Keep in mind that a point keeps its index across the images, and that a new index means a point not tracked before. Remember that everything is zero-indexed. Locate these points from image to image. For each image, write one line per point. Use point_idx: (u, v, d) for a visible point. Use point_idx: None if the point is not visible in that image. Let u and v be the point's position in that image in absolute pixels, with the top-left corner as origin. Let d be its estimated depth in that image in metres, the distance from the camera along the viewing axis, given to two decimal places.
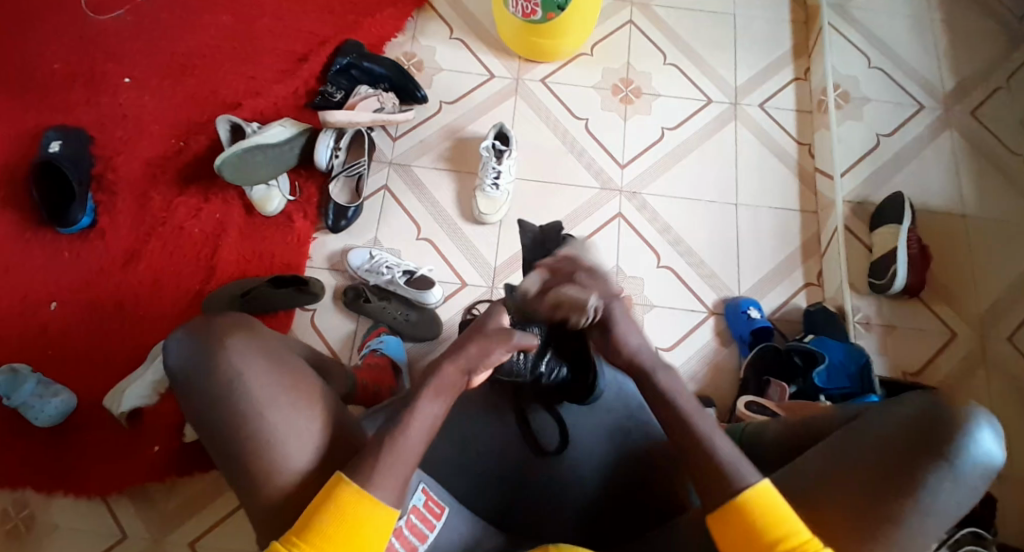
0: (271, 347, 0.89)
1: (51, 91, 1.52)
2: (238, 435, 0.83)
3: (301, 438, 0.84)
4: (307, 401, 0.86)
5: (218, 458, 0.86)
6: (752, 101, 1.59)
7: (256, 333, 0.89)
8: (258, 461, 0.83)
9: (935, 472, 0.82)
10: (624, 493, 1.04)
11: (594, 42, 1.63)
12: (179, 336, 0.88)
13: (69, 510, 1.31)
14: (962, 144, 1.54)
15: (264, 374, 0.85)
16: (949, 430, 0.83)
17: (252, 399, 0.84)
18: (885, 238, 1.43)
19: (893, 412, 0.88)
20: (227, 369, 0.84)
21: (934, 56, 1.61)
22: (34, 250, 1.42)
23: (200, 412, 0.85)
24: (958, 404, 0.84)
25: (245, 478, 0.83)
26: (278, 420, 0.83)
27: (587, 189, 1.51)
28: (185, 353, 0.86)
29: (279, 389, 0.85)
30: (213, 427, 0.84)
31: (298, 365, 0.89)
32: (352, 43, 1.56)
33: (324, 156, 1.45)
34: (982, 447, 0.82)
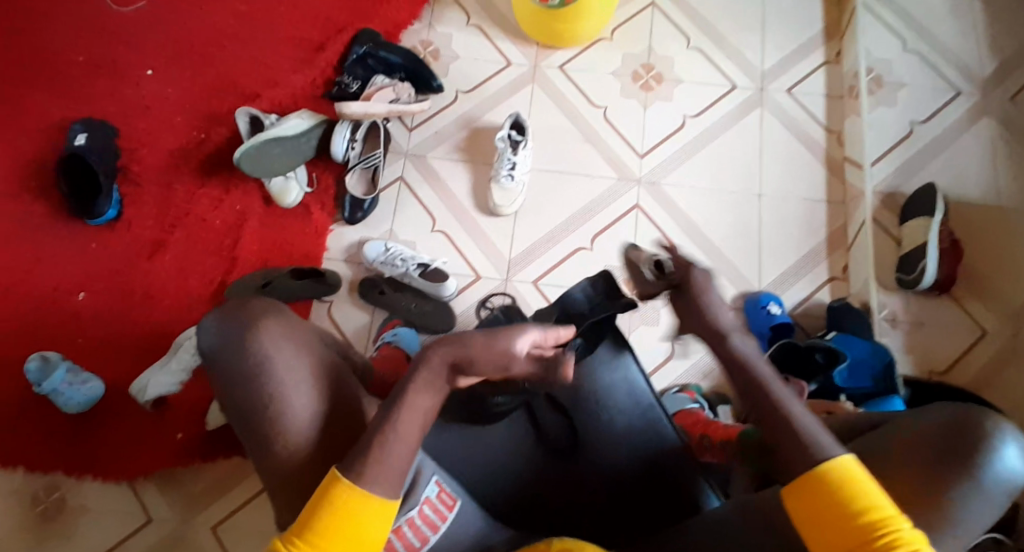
0: (300, 333, 0.91)
1: (77, 84, 1.55)
2: (262, 418, 0.86)
3: (321, 423, 0.87)
4: (329, 387, 0.89)
5: (242, 435, 0.89)
6: (779, 86, 1.53)
7: (287, 317, 0.91)
8: (279, 442, 0.85)
9: (955, 490, 0.78)
10: (641, 492, 1.03)
11: (614, 26, 1.58)
12: (213, 318, 0.90)
13: (100, 493, 1.37)
14: (1001, 131, 1.46)
15: (290, 358, 0.87)
16: (977, 440, 0.79)
17: (277, 381, 0.86)
18: (916, 230, 1.37)
19: (920, 418, 0.84)
20: (257, 351, 0.87)
21: (975, 38, 1.53)
22: (64, 241, 1.46)
23: (227, 390, 0.88)
24: (982, 420, 0.80)
25: (266, 456, 0.86)
26: (303, 404, 0.86)
27: (604, 180, 1.48)
28: (218, 333, 0.89)
29: (305, 374, 0.88)
30: (240, 408, 0.87)
31: (323, 351, 0.91)
32: (368, 32, 1.55)
33: (341, 147, 1.45)
34: (1005, 463, 0.79)
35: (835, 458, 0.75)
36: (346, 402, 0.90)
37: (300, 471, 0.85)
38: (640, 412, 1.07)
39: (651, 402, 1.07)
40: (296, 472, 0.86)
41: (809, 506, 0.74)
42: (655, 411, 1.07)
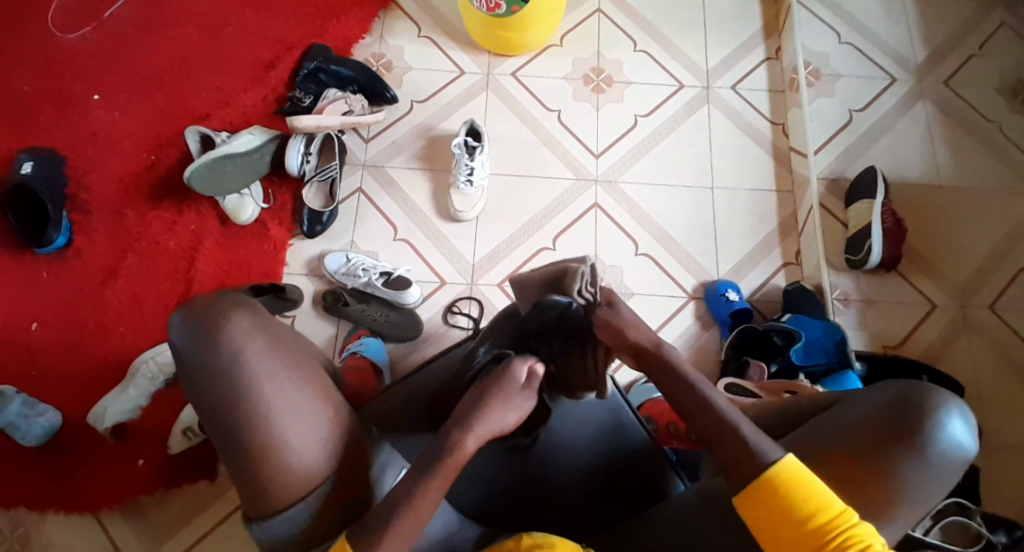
0: (274, 327, 0.87)
1: (21, 113, 1.51)
2: (240, 418, 0.82)
3: (302, 416, 0.84)
4: (306, 379, 0.86)
5: (214, 435, 0.84)
6: (724, 83, 1.59)
7: (260, 312, 0.86)
8: (257, 437, 0.82)
9: (906, 460, 0.83)
10: (616, 484, 1.03)
11: (562, 32, 1.62)
12: (179, 314, 0.85)
13: (63, 528, 1.32)
14: (935, 114, 1.54)
15: (267, 352, 0.84)
16: (922, 415, 0.85)
17: (255, 377, 0.82)
18: (860, 212, 1.43)
19: (871, 396, 0.89)
20: (232, 349, 0.82)
21: (904, 28, 1.61)
22: (13, 272, 1.42)
23: (199, 389, 0.83)
24: (928, 394, 0.86)
25: (242, 453, 0.82)
26: (282, 402, 0.83)
27: (562, 181, 1.50)
28: (187, 330, 0.83)
29: (284, 370, 0.84)
30: (214, 409, 0.83)
31: (298, 346, 0.88)
32: (319, 47, 1.55)
33: (296, 161, 1.45)
34: (952, 434, 0.84)
35: (781, 457, 0.80)
36: (324, 394, 0.87)
37: (279, 467, 0.82)
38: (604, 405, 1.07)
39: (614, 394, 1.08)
40: (275, 468, 0.82)
41: (763, 515, 0.79)
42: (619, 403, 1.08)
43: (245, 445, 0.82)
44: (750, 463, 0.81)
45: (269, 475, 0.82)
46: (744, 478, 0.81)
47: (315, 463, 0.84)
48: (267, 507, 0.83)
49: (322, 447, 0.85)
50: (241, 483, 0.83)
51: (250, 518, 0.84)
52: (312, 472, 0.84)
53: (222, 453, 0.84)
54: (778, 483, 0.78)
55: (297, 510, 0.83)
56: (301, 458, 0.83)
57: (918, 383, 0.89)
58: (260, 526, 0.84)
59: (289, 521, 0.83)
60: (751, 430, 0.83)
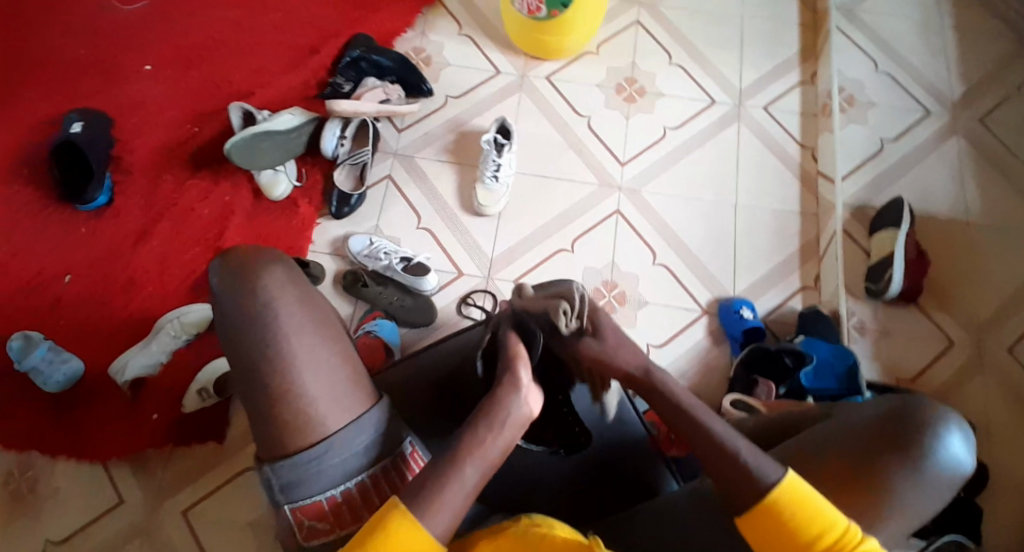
0: (305, 285, 0.92)
1: (76, 77, 1.59)
2: (264, 363, 0.87)
3: (323, 368, 0.88)
4: (331, 336, 0.91)
5: (237, 377, 0.89)
6: (756, 103, 1.60)
7: (294, 268, 0.92)
8: (277, 382, 0.86)
9: (901, 472, 0.83)
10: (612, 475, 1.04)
11: (600, 41, 1.65)
12: (221, 261, 0.91)
13: (72, 475, 1.37)
14: (968, 150, 1.53)
15: (297, 305, 0.89)
16: (920, 427, 0.85)
17: (282, 325, 0.87)
18: (883, 241, 1.42)
19: (867, 407, 0.89)
20: (264, 298, 0.88)
21: (944, 63, 1.61)
22: (53, 226, 1.49)
23: (229, 331, 0.89)
24: (928, 409, 0.86)
25: (262, 395, 0.87)
26: (306, 353, 0.87)
27: (586, 185, 1.53)
28: (225, 275, 0.90)
29: (310, 323, 0.89)
30: (241, 352, 0.88)
31: (326, 305, 0.93)
32: (363, 38, 1.60)
33: (331, 144, 1.49)
34: (949, 450, 0.84)
35: (781, 477, 0.79)
36: (345, 353, 0.91)
37: (294, 412, 0.86)
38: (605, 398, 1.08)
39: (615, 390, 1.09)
40: (292, 413, 0.86)
41: (767, 538, 0.79)
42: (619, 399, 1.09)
43: (265, 387, 0.87)
44: (745, 479, 0.80)
45: (285, 420, 0.86)
46: (744, 503, 0.80)
47: (331, 414, 0.87)
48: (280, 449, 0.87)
49: (341, 401, 0.89)
50: (257, 425, 0.88)
51: (263, 460, 0.88)
52: (327, 422, 0.87)
53: (243, 396, 0.89)
54: (783, 505, 0.78)
55: (308, 455, 0.85)
56: (316, 408, 0.86)
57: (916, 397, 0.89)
58: (272, 469, 0.86)
59: (300, 466, 0.85)
60: (749, 452, 0.82)
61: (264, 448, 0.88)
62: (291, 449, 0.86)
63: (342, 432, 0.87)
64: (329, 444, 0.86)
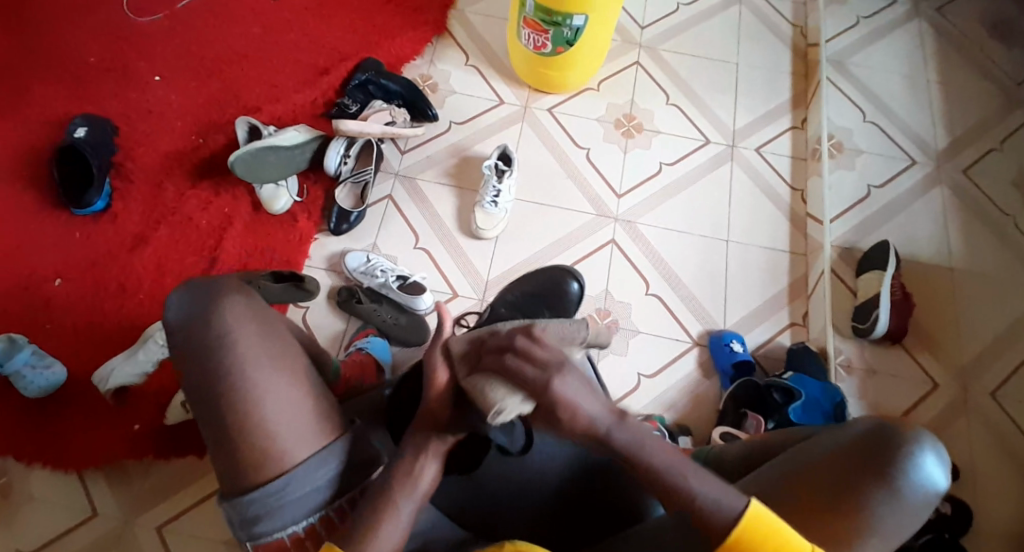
0: (266, 317, 0.97)
1: (84, 83, 1.60)
2: (222, 392, 0.91)
3: (282, 402, 0.91)
4: (290, 369, 0.94)
5: (200, 412, 0.92)
6: (749, 145, 1.65)
7: (253, 298, 0.97)
8: (235, 416, 0.89)
9: (877, 492, 0.84)
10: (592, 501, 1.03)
11: (601, 78, 1.70)
12: (181, 293, 0.96)
13: (46, 482, 1.33)
14: (952, 199, 1.58)
15: (254, 335, 0.93)
16: (895, 449, 0.85)
17: (240, 358, 0.91)
18: (870, 282, 1.46)
19: (845, 429, 0.90)
20: (221, 329, 0.92)
21: (929, 117, 1.68)
22: (48, 227, 1.48)
23: (191, 364, 0.93)
24: (903, 430, 0.87)
25: (223, 428, 0.90)
26: (262, 381, 0.91)
27: (582, 215, 1.56)
28: (185, 308, 0.94)
29: (266, 353, 0.93)
30: (201, 381, 0.92)
31: (284, 334, 0.97)
32: (372, 62, 1.64)
33: (334, 162, 1.51)
34: (924, 471, 0.85)
35: (746, 508, 0.77)
36: (307, 384, 0.94)
37: (254, 445, 0.89)
38: None
39: None
40: (252, 447, 0.89)
41: None
42: None
43: (224, 422, 0.90)
44: (706, 521, 0.78)
45: (246, 454, 0.88)
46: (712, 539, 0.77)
47: (292, 448, 0.89)
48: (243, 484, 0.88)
49: (303, 435, 0.91)
50: (220, 459, 0.90)
51: (226, 495, 0.90)
52: (290, 455, 0.89)
53: (205, 430, 0.92)
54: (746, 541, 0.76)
55: (269, 490, 0.87)
56: (277, 442, 0.89)
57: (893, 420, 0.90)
58: (234, 504, 0.88)
59: (266, 501, 0.87)
60: (712, 491, 0.78)
61: (227, 483, 0.90)
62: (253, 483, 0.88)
63: (302, 465, 0.89)
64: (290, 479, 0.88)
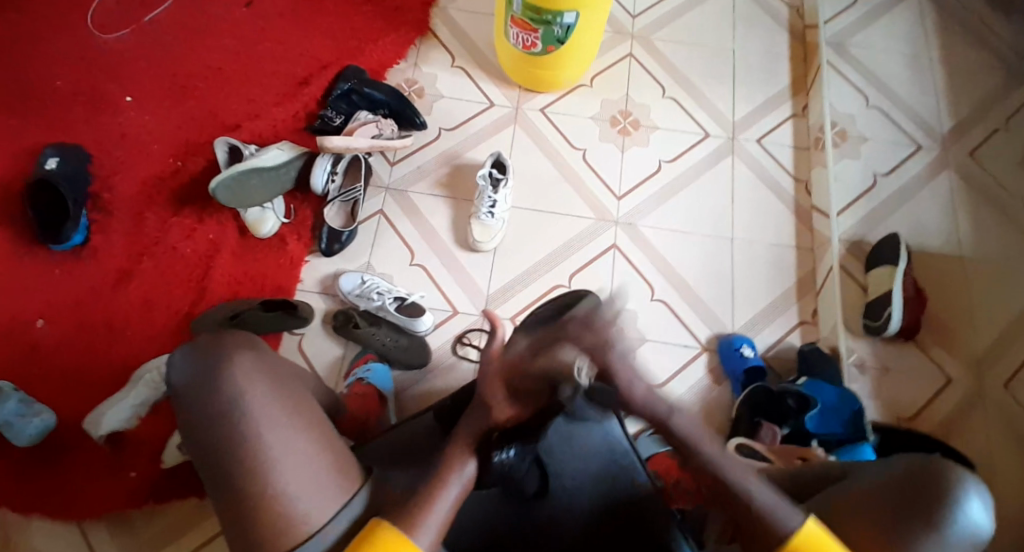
0: (276, 371, 0.93)
1: (51, 108, 1.51)
2: (234, 456, 0.86)
3: (298, 460, 0.86)
4: (306, 424, 0.90)
5: (210, 478, 0.88)
6: (750, 136, 1.60)
7: (263, 355, 0.93)
8: (250, 479, 0.85)
9: (922, 540, 0.84)
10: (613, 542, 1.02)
11: (593, 73, 1.63)
12: (186, 354, 0.92)
13: (48, 535, 1.29)
14: (959, 184, 1.54)
15: (265, 395, 0.89)
16: (940, 493, 0.85)
17: (251, 417, 0.87)
18: (880, 278, 1.43)
19: (886, 467, 0.91)
20: (229, 391, 0.88)
21: (933, 98, 1.62)
22: (25, 267, 1.41)
23: (198, 429, 0.89)
24: (947, 474, 0.86)
25: (236, 494, 0.85)
26: (275, 441, 0.86)
27: (583, 220, 1.50)
28: (189, 367, 0.91)
29: (279, 411, 0.89)
30: (211, 445, 0.88)
31: (297, 391, 0.93)
32: (353, 69, 1.56)
33: (320, 180, 1.45)
34: (969, 517, 0.85)
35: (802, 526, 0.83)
36: (324, 438, 0.90)
37: (273, 508, 0.84)
38: (613, 457, 1.07)
39: (626, 448, 1.08)
40: (270, 512, 0.84)
41: None
42: (629, 457, 1.08)
43: (239, 486, 0.86)
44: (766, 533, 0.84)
45: (265, 519, 0.84)
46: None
47: (314, 508, 0.85)
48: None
49: (325, 492, 0.86)
50: (235, 526, 0.86)
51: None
52: (310, 518, 0.84)
53: (218, 496, 0.88)
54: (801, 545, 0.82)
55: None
56: (296, 503, 0.84)
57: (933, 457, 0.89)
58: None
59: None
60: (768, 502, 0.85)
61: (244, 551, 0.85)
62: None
63: (326, 526, 0.85)
64: (315, 539, 0.84)
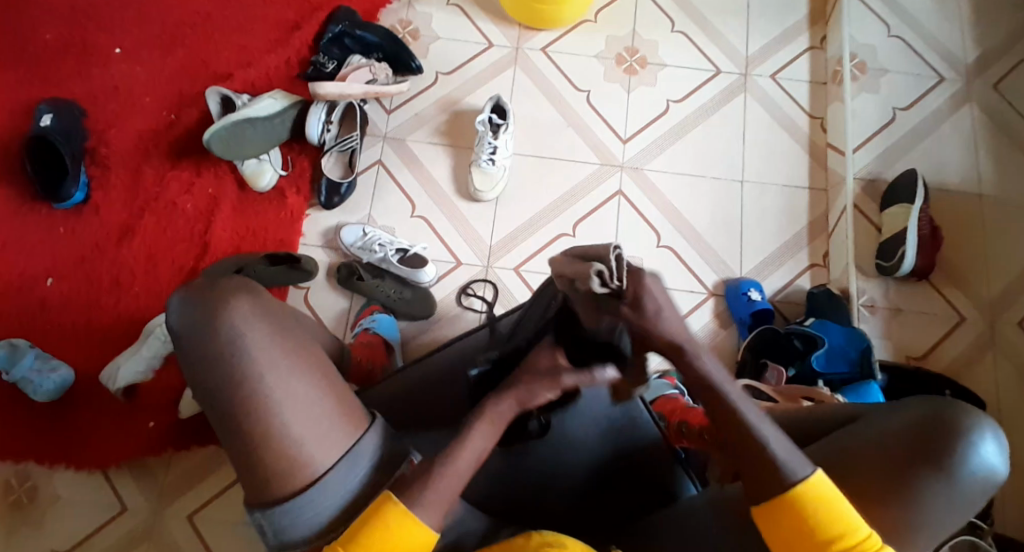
0: (275, 313, 0.87)
1: (41, 62, 1.49)
2: (236, 399, 0.82)
3: (301, 405, 0.82)
4: (308, 369, 0.85)
5: (213, 416, 0.84)
6: (763, 71, 1.53)
7: (259, 296, 0.87)
8: (254, 425, 0.81)
9: (934, 482, 0.79)
10: (625, 474, 1.03)
11: (598, 8, 1.57)
12: (179, 297, 0.86)
13: (72, 482, 1.33)
14: (982, 119, 1.47)
15: (266, 339, 0.83)
16: (954, 435, 0.81)
17: (254, 362, 0.82)
18: (895, 216, 1.38)
19: (896, 411, 0.86)
20: (227, 334, 0.82)
21: (958, 25, 1.53)
22: (30, 224, 1.42)
23: (197, 375, 0.84)
24: (962, 417, 0.82)
25: (242, 439, 0.82)
26: (277, 385, 0.82)
27: (586, 165, 1.46)
28: (185, 311, 0.84)
29: (280, 355, 0.83)
30: (210, 386, 0.83)
31: (296, 333, 0.87)
32: (345, 10, 1.51)
33: (316, 129, 1.42)
34: (984, 459, 0.80)
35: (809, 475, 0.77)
36: (326, 381, 0.86)
37: (278, 453, 0.81)
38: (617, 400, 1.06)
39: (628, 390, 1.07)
40: (275, 456, 0.81)
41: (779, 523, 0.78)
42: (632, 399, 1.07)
43: (244, 431, 0.82)
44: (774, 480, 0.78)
45: (272, 463, 0.81)
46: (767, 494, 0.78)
47: (319, 452, 0.82)
48: (270, 496, 0.81)
49: (327, 434, 0.83)
50: (242, 470, 0.83)
51: (254, 505, 0.82)
52: (315, 463, 0.81)
53: (224, 441, 0.84)
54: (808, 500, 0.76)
55: (299, 500, 0.80)
56: (302, 448, 0.81)
57: (947, 400, 0.84)
58: (263, 515, 0.81)
59: (293, 512, 0.80)
60: (783, 446, 0.78)
61: (252, 493, 0.83)
62: (286, 495, 0.81)
63: (333, 469, 0.82)
64: (323, 483, 0.81)
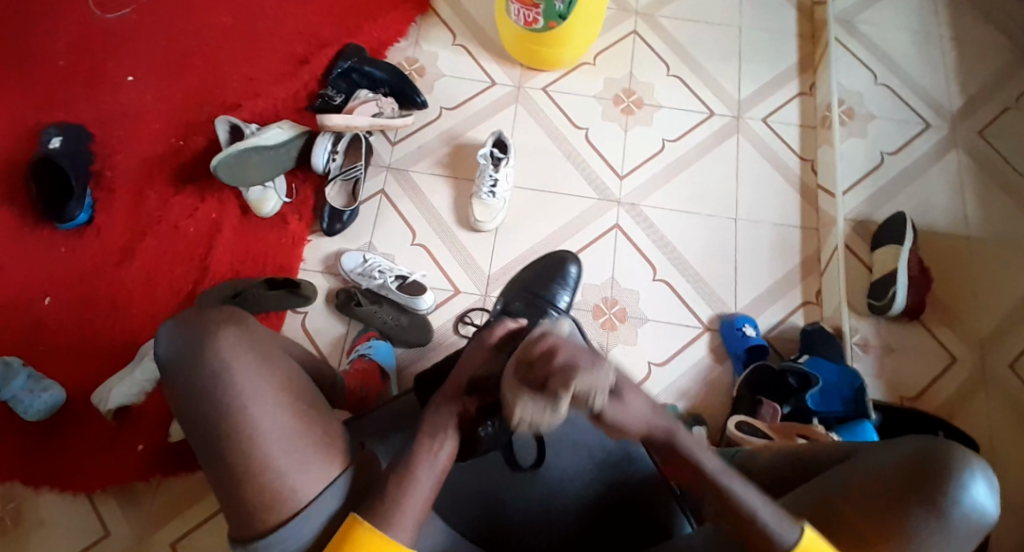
0: (263, 346, 0.87)
1: (54, 88, 1.53)
2: (222, 426, 0.81)
3: (286, 435, 0.82)
4: (292, 399, 0.85)
5: (198, 447, 0.83)
6: (755, 115, 1.59)
7: (247, 327, 0.87)
8: (238, 455, 0.80)
9: (925, 522, 0.79)
10: (613, 505, 1.02)
11: (597, 51, 1.63)
12: (169, 328, 0.87)
13: (56, 506, 1.30)
14: (967, 163, 1.52)
15: (253, 371, 0.84)
16: (947, 475, 0.81)
17: (239, 393, 0.82)
18: (886, 257, 1.41)
19: (888, 448, 0.85)
20: (215, 364, 0.83)
21: (942, 75, 1.60)
22: (32, 244, 1.43)
23: (181, 403, 0.84)
24: (953, 457, 0.82)
25: (222, 468, 0.81)
26: (262, 414, 0.82)
27: (584, 200, 1.50)
28: (174, 340, 0.86)
29: (266, 385, 0.83)
30: (195, 413, 0.83)
31: (284, 364, 0.87)
32: (353, 47, 1.58)
33: (322, 159, 1.46)
34: (975, 498, 0.80)
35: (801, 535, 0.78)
36: (311, 413, 0.85)
37: (261, 480, 0.80)
38: None
39: None
40: (258, 487, 0.80)
41: None
42: None
43: (227, 461, 0.81)
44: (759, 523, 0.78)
45: (253, 491, 0.80)
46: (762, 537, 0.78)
47: (301, 483, 0.80)
48: (250, 529, 0.79)
49: (310, 465, 0.82)
50: (224, 498, 0.81)
51: (234, 537, 0.80)
52: (298, 492, 0.80)
53: (207, 471, 0.83)
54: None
55: (279, 532, 0.79)
56: (284, 477, 0.80)
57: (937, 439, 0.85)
58: (242, 549, 0.79)
59: (272, 544, 0.79)
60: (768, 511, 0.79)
61: (234, 526, 0.80)
62: (265, 525, 0.79)
63: (316, 500, 0.80)
64: (304, 515, 0.79)
